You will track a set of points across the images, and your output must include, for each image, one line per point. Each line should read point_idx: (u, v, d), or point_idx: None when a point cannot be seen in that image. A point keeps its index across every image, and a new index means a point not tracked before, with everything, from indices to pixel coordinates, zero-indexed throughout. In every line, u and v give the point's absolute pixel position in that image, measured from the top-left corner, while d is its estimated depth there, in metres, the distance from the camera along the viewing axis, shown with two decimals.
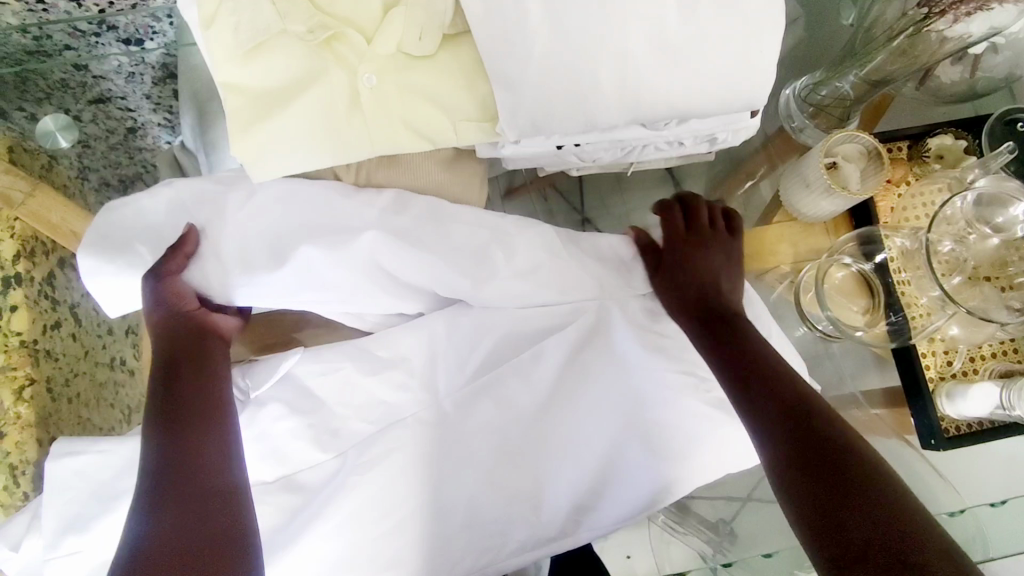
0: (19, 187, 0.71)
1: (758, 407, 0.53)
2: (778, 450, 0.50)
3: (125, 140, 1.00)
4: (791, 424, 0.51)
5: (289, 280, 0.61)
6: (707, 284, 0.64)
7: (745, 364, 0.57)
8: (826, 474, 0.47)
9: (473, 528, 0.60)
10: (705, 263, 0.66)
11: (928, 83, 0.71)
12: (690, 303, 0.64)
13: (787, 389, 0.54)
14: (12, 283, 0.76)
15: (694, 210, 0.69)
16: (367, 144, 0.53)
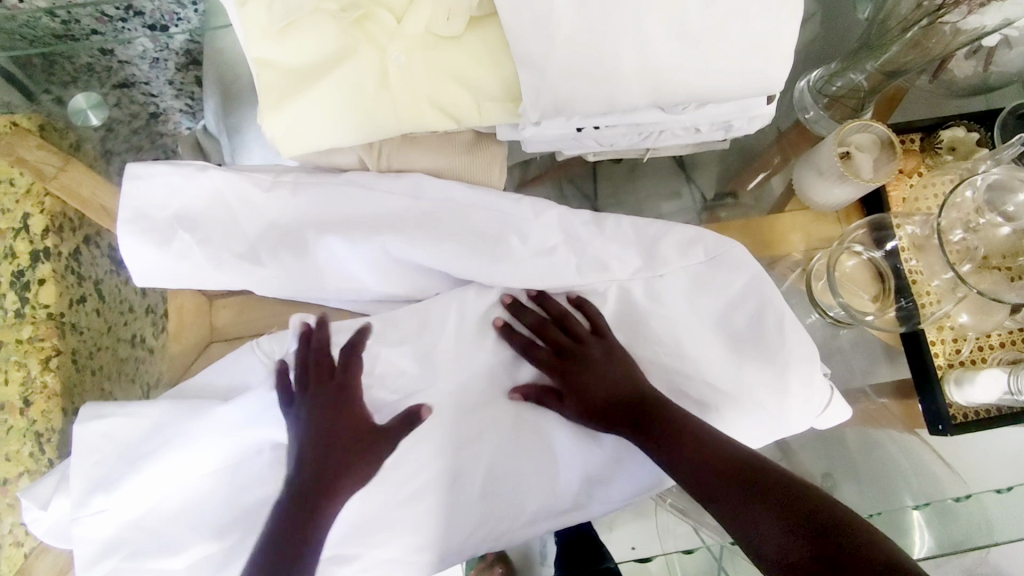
0: (51, 161, 0.72)
1: (715, 487, 0.52)
2: (745, 518, 0.50)
3: (146, 124, 1.02)
4: (750, 485, 0.51)
5: (317, 263, 0.66)
6: (609, 386, 0.61)
7: (674, 445, 0.56)
8: (813, 533, 0.46)
9: (490, 497, 0.62)
10: (595, 374, 0.62)
11: (941, 76, 0.72)
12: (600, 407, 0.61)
13: (725, 457, 0.54)
14: (41, 257, 0.78)
15: (548, 324, 0.64)
16: (394, 120, 0.54)
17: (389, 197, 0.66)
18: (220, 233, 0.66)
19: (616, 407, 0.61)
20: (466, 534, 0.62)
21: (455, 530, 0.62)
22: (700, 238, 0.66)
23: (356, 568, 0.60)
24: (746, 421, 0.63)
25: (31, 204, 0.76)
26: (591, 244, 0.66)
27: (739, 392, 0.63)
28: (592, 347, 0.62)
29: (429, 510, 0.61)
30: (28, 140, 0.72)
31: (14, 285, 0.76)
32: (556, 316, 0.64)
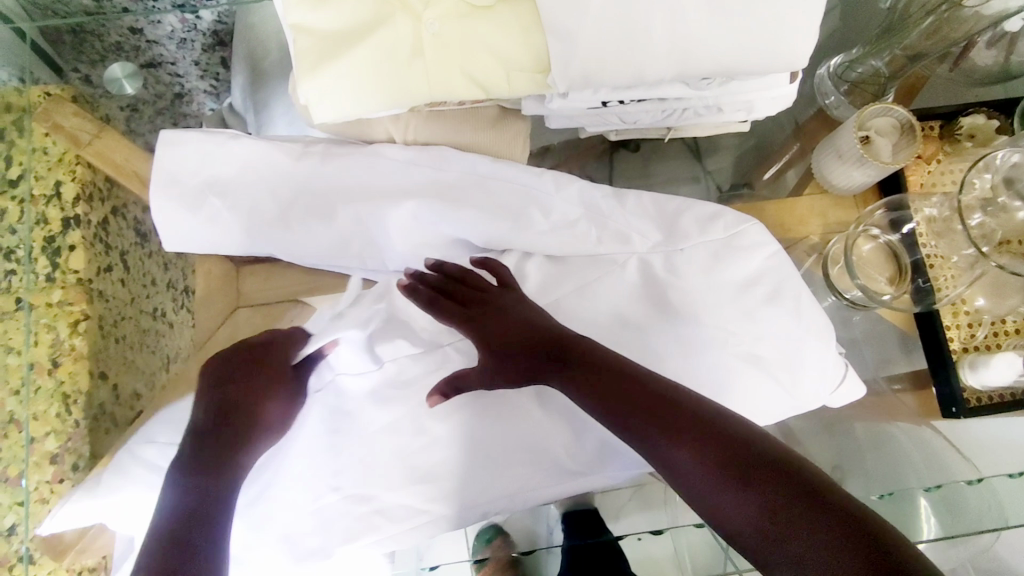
0: (86, 128, 0.75)
1: (696, 460, 0.47)
2: (691, 464, 0.47)
3: (172, 106, 1.02)
4: (702, 431, 0.48)
5: (347, 229, 0.68)
6: (518, 329, 0.59)
7: (610, 387, 0.53)
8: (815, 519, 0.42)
9: (504, 456, 0.65)
10: (499, 319, 0.60)
11: (962, 63, 0.74)
12: (518, 347, 0.58)
13: (708, 423, 0.48)
14: (71, 225, 0.76)
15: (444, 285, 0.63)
16: (426, 86, 0.56)
17: (414, 170, 0.68)
18: (251, 199, 0.69)
19: (532, 346, 0.58)
20: (480, 488, 0.65)
21: (471, 487, 0.65)
22: (719, 215, 0.68)
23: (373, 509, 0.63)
24: (757, 390, 0.65)
25: (64, 172, 0.76)
26: (611, 218, 0.68)
27: (759, 365, 0.65)
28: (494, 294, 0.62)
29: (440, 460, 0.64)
30: (65, 108, 0.74)
31: (45, 249, 0.75)
32: (456, 276, 0.64)
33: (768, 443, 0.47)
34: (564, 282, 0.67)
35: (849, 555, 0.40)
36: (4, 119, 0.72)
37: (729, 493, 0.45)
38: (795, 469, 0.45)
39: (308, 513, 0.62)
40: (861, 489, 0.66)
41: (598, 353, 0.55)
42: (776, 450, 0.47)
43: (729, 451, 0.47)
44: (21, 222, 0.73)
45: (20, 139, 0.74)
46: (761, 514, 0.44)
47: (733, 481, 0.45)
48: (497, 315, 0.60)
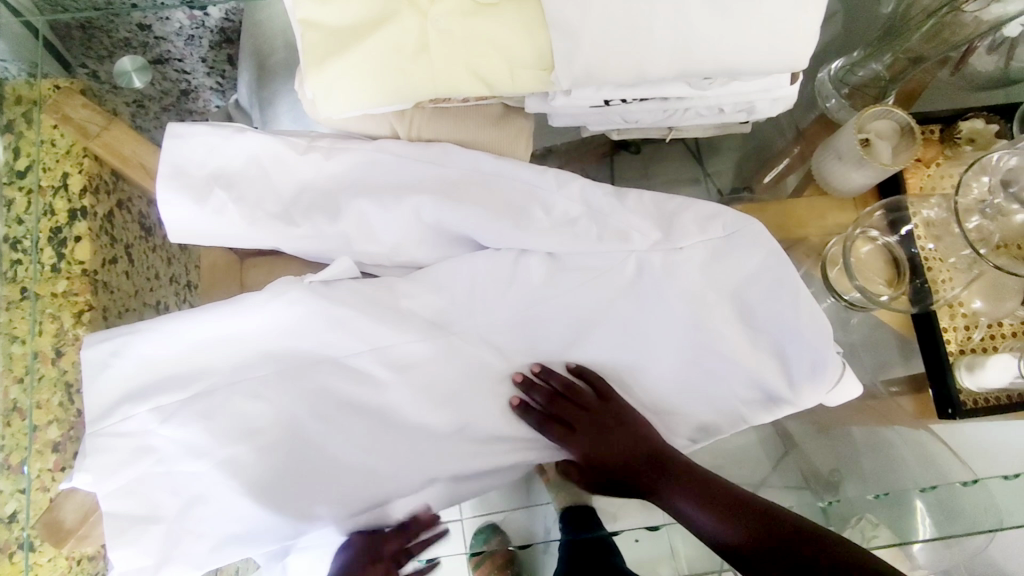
0: (95, 121, 0.78)
1: (684, 507, 0.62)
2: (683, 505, 0.62)
3: (178, 102, 1.04)
4: (687, 481, 0.63)
5: (351, 229, 0.69)
6: (626, 446, 0.66)
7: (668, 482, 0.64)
8: (777, 532, 0.56)
9: (500, 447, 0.69)
10: (614, 431, 0.67)
11: (963, 69, 0.75)
12: (624, 453, 0.66)
13: (689, 475, 0.64)
14: (78, 216, 0.76)
15: (558, 396, 0.68)
16: (431, 82, 0.57)
17: (418, 168, 0.69)
18: (254, 193, 0.69)
19: (633, 457, 0.66)
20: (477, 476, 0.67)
21: (466, 469, 0.68)
22: (719, 215, 0.69)
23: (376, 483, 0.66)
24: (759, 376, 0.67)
25: (71, 163, 0.77)
26: (612, 218, 0.68)
27: (760, 358, 0.68)
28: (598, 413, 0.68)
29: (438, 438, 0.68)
30: (74, 100, 0.78)
31: (51, 241, 0.75)
32: (562, 391, 0.68)
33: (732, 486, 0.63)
34: (562, 281, 0.68)
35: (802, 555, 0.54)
36: (13, 112, 0.76)
37: (767, 564, 0.56)
38: (755, 502, 0.60)
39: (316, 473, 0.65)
40: (858, 490, 0.67)
41: (670, 461, 0.65)
42: (742, 491, 0.62)
43: (708, 492, 0.62)
44: (28, 213, 0.74)
45: (29, 132, 0.76)
46: (744, 534, 0.58)
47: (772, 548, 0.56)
48: (610, 424, 0.67)
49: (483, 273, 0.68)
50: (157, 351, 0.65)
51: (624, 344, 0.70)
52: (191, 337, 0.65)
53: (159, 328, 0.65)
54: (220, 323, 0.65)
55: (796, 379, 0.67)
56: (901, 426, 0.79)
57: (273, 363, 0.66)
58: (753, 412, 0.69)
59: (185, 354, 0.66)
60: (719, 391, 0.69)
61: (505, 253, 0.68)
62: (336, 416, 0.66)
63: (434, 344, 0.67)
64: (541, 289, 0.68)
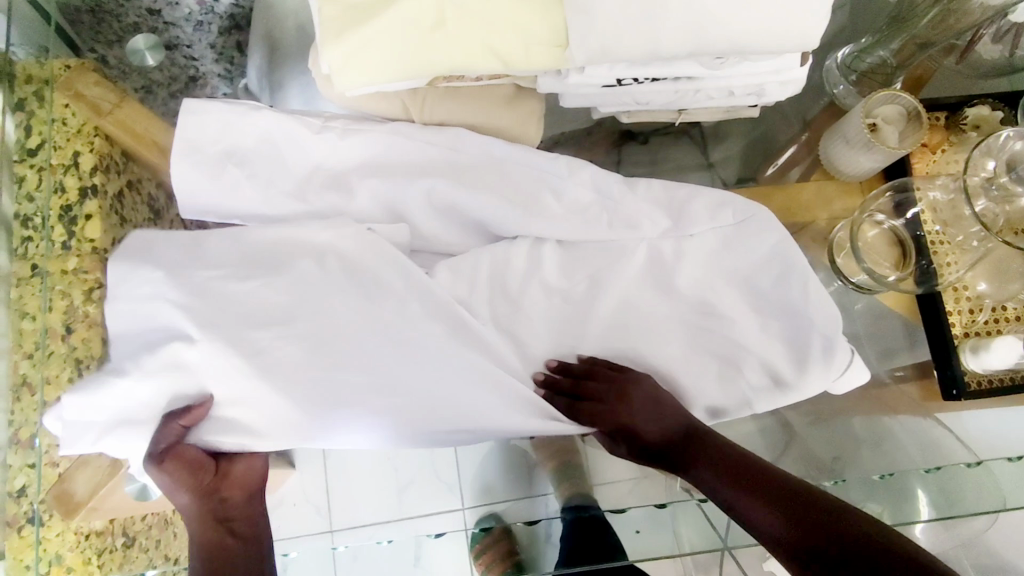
0: (108, 98, 0.78)
1: (715, 486, 0.60)
2: (713, 482, 0.60)
3: (185, 89, 1.01)
4: (720, 460, 0.61)
5: (361, 207, 0.69)
6: (655, 425, 0.66)
7: (699, 458, 0.62)
8: (810, 517, 0.53)
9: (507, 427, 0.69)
10: (638, 406, 0.66)
11: (969, 56, 0.77)
12: (653, 431, 0.66)
13: (723, 453, 0.62)
14: (88, 195, 0.77)
15: (587, 374, 0.68)
16: (447, 56, 0.57)
17: (429, 151, 0.70)
18: (265, 170, 0.69)
19: (662, 436, 0.65)
20: None
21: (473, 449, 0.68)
22: (729, 202, 0.70)
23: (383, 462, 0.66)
24: (768, 362, 0.68)
25: (82, 142, 0.78)
26: (620, 203, 0.70)
27: (777, 343, 0.68)
28: (628, 389, 0.66)
29: (444, 418, 0.67)
30: (86, 77, 0.78)
31: (62, 219, 0.76)
32: (588, 371, 0.68)
33: (770, 467, 0.60)
34: (577, 267, 0.70)
35: (834, 541, 0.51)
36: (25, 90, 0.75)
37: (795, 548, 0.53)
38: (792, 484, 0.57)
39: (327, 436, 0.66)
40: (863, 472, 0.70)
41: (704, 438, 0.63)
42: (779, 473, 0.59)
43: (739, 472, 0.59)
44: (40, 190, 0.75)
45: (41, 110, 0.76)
46: (774, 517, 0.55)
47: (799, 530, 0.53)
48: (633, 400, 0.66)
49: (497, 257, 0.69)
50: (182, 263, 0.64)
51: (631, 326, 0.70)
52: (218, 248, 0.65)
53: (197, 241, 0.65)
54: (246, 249, 0.65)
55: (803, 361, 0.67)
56: (905, 415, 0.80)
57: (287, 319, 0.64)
58: (761, 401, 0.69)
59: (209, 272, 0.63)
60: (732, 375, 0.69)
61: (521, 242, 0.69)
62: None
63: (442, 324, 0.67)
64: (553, 278, 0.69)
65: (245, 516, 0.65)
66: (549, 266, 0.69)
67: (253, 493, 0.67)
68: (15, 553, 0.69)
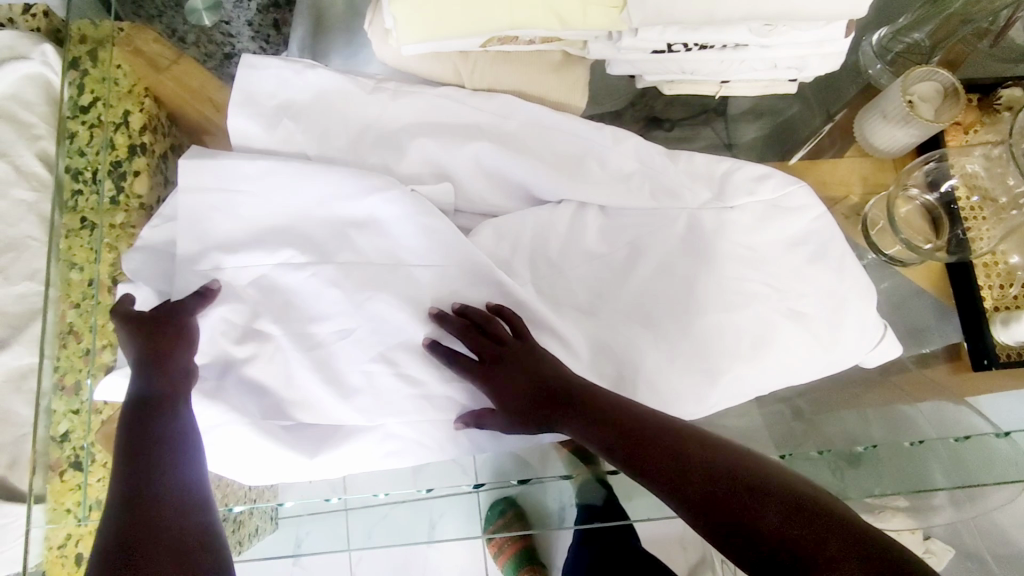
0: (166, 55, 0.84)
1: (626, 454, 0.57)
2: (622, 453, 0.57)
3: (219, 66, 0.88)
4: (625, 428, 0.58)
5: (409, 169, 0.71)
6: (539, 381, 0.63)
7: (597, 427, 0.59)
8: (732, 487, 0.52)
9: None
10: (528, 369, 0.63)
11: (1002, 41, 0.79)
12: (537, 393, 0.63)
13: (632, 419, 0.59)
14: (137, 151, 0.82)
15: (473, 329, 0.65)
16: (506, 13, 0.60)
17: (477, 115, 0.71)
18: (316, 127, 0.71)
19: (554, 398, 0.62)
20: None
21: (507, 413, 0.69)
22: (768, 176, 0.69)
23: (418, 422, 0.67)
24: (796, 346, 0.67)
25: (132, 102, 0.81)
26: (663, 172, 0.70)
27: (813, 317, 0.67)
28: (506, 354, 0.64)
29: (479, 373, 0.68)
30: (145, 34, 0.83)
31: (112, 173, 0.79)
32: (477, 321, 0.66)
33: (674, 426, 0.58)
34: (617, 235, 0.70)
35: (766, 513, 0.50)
36: (78, 50, 0.76)
37: (727, 519, 0.51)
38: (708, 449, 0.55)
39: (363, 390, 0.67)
40: (892, 438, 0.72)
41: (605, 403, 0.60)
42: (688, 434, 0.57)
43: (651, 439, 0.57)
44: (91, 145, 0.77)
45: (93, 70, 0.78)
46: (696, 488, 0.53)
47: (730, 500, 0.52)
48: (517, 362, 0.64)
49: (537, 223, 0.70)
50: (255, 241, 0.68)
51: (666, 300, 0.68)
52: (275, 219, 0.68)
53: (252, 188, 0.68)
54: (305, 201, 0.68)
55: (835, 331, 0.68)
56: (928, 400, 0.79)
57: (330, 276, 0.67)
58: (794, 371, 0.68)
59: (276, 221, 0.68)
60: (762, 350, 0.66)
61: (564, 206, 0.70)
62: (388, 351, 0.67)
63: (483, 284, 0.68)
64: (594, 246, 0.70)
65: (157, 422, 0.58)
66: (589, 233, 0.70)
67: (179, 399, 0.60)
68: (56, 497, 0.71)
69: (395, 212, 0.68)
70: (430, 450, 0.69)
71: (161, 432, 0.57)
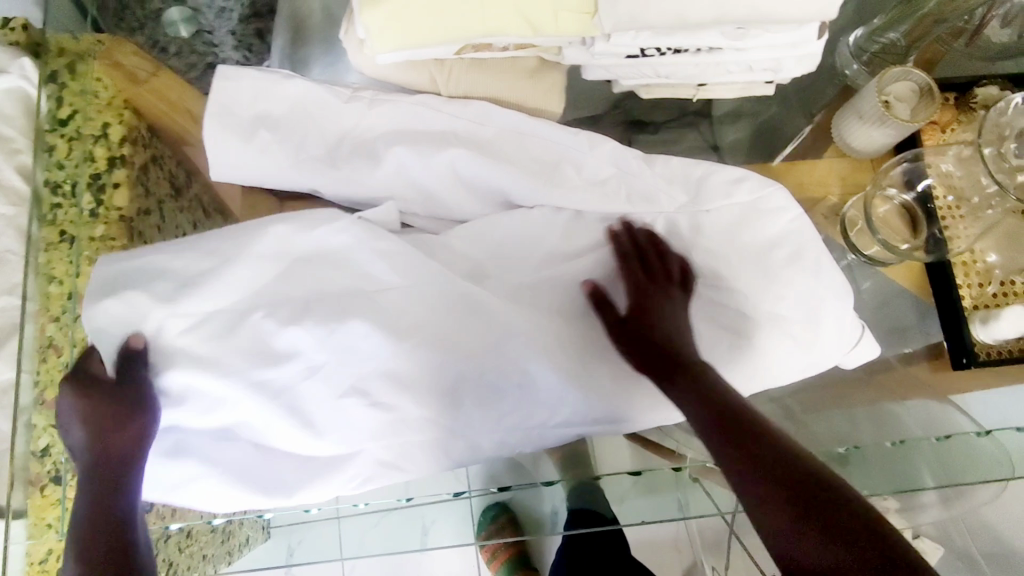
0: (144, 67, 0.82)
1: (726, 445, 0.55)
2: (722, 449, 0.55)
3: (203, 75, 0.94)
4: (733, 425, 0.56)
5: (387, 179, 0.71)
6: (677, 327, 0.64)
7: (705, 409, 0.57)
8: (828, 520, 0.49)
9: (522, 398, 0.69)
10: (665, 314, 0.64)
11: (977, 40, 0.79)
12: (661, 338, 0.63)
13: (741, 417, 0.56)
14: (117, 164, 0.81)
15: (631, 258, 0.67)
16: (478, 21, 0.60)
17: (454, 122, 0.71)
18: (292, 138, 0.71)
19: (675, 351, 0.62)
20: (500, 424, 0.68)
21: (484, 426, 0.68)
22: (744, 178, 0.69)
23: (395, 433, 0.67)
24: (773, 347, 0.67)
25: (112, 114, 0.81)
26: (638, 177, 0.70)
27: (792, 319, 0.67)
28: (651, 293, 0.65)
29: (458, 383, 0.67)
30: (124, 47, 0.82)
31: (90, 186, 0.79)
32: (644, 246, 0.68)
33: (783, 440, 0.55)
34: (594, 240, 0.70)
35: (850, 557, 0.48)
36: (56, 63, 0.74)
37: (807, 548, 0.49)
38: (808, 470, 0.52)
39: (338, 403, 0.66)
40: (875, 438, 0.72)
41: (721, 389, 0.59)
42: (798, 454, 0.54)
43: (754, 445, 0.54)
44: (71, 158, 0.76)
45: (72, 82, 0.76)
46: (784, 510, 0.51)
47: (819, 532, 0.49)
48: (659, 306, 0.65)
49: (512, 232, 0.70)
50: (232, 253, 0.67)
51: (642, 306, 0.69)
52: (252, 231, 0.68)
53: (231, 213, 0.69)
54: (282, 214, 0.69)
55: (813, 333, 0.68)
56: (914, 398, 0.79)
57: (303, 286, 0.66)
58: (772, 372, 0.68)
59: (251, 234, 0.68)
60: (742, 352, 0.67)
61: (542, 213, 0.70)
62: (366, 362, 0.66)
63: (460, 292, 0.68)
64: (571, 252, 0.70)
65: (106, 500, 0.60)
66: (567, 239, 0.70)
67: (124, 471, 0.61)
68: (38, 512, 0.71)
69: (365, 228, 0.68)
70: (403, 470, 0.69)
71: (110, 510, 0.59)
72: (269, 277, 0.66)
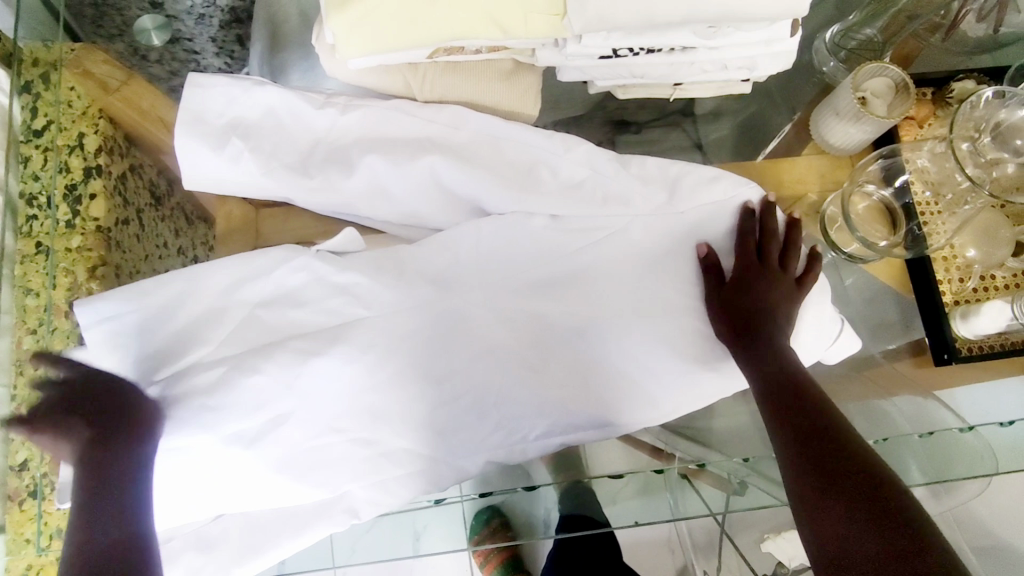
0: (116, 75, 0.80)
1: (784, 419, 0.60)
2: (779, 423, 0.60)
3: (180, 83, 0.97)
4: (799, 406, 0.61)
5: (361, 185, 0.70)
6: (770, 305, 0.66)
7: (774, 385, 0.63)
8: (864, 503, 0.53)
9: (501, 405, 0.68)
10: (764, 294, 0.66)
11: (954, 35, 0.79)
12: (745, 312, 0.66)
13: (807, 401, 0.61)
14: (92, 174, 0.80)
15: (751, 237, 0.69)
16: (445, 25, 0.59)
17: (428, 127, 0.71)
18: (265, 145, 0.70)
19: (759, 327, 0.65)
20: (478, 432, 0.68)
21: (464, 433, 0.68)
22: (720, 178, 0.69)
23: (373, 441, 0.66)
24: None
25: (87, 124, 0.80)
26: (614, 179, 0.69)
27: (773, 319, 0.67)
28: (760, 271, 0.67)
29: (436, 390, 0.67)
30: (94, 56, 0.80)
31: (66, 197, 0.78)
32: (762, 229, 0.69)
33: (846, 431, 0.58)
34: (572, 244, 0.70)
35: (872, 541, 0.51)
36: (30, 73, 0.74)
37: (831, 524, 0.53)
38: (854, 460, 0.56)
39: (313, 413, 0.65)
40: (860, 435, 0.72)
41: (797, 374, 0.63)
42: (859, 446, 0.57)
43: (811, 427, 0.59)
44: (45, 169, 0.76)
45: (46, 92, 0.76)
46: (816, 486, 0.55)
47: (850, 514, 0.53)
48: (759, 286, 0.67)
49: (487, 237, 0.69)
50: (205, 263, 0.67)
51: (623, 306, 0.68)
52: None
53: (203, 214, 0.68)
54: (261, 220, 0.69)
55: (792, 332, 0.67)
56: (901, 394, 0.78)
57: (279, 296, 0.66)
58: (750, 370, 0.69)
59: None
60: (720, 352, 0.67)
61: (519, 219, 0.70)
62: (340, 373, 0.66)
63: (437, 298, 0.68)
64: (549, 256, 0.69)
65: (118, 521, 0.54)
66: (545, 243, 0.69)
67: (132, 490, 0.56)
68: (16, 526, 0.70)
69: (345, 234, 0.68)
70: (383, 490, 0.67)
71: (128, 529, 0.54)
72: (244, 287, 0.66)
